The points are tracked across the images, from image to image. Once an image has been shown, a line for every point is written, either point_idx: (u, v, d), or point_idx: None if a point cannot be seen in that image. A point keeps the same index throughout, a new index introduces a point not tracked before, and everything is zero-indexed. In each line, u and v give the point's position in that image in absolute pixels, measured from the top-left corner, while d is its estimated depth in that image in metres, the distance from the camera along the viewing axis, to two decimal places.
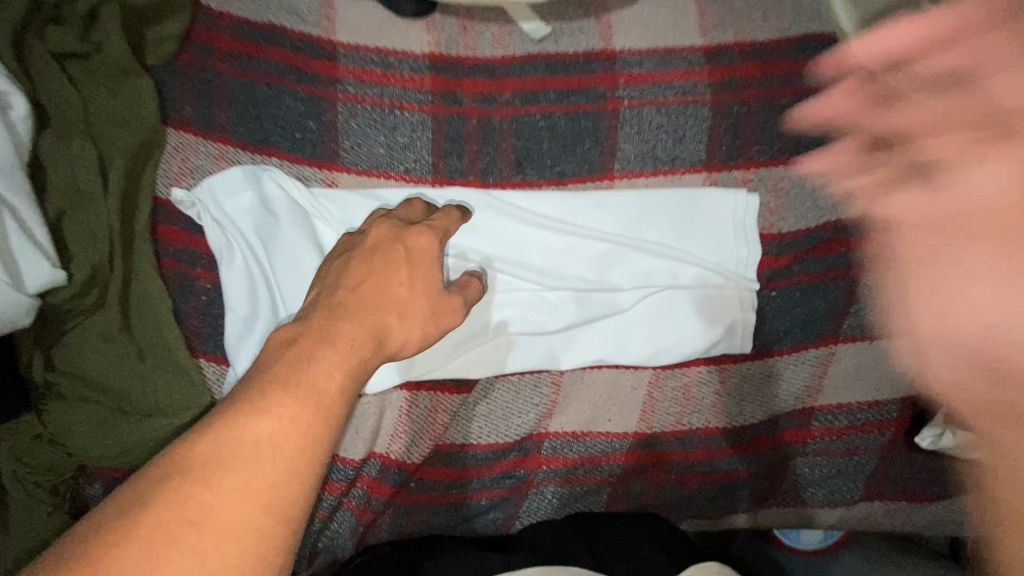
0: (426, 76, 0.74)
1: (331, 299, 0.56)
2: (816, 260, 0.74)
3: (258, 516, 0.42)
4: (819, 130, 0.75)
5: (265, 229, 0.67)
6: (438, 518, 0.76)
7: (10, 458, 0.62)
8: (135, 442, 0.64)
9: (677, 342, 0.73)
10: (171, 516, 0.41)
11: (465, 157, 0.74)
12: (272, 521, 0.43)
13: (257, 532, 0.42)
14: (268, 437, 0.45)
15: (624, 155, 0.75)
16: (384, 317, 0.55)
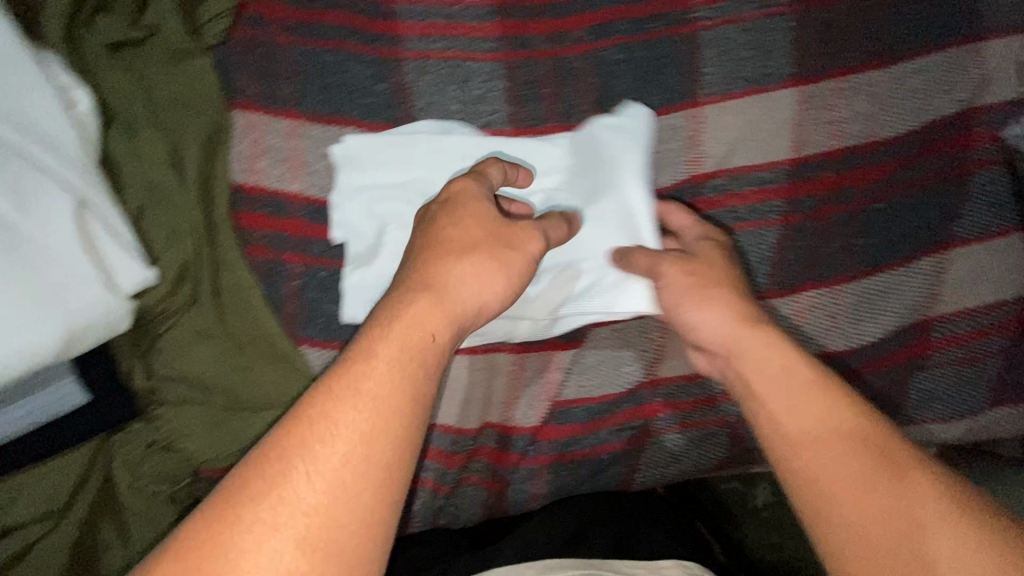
0: (492, 21, 0.69)
1: (418, 258, 0.55)
2: (922, 164, 0.71)
3: (333, 535, 0.42)
4: (911, 28, 0.71)
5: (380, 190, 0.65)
6: (562, 473, 0.74)
7: (125, 472, 0.59)
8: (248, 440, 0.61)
9: (814, 254, 0.72)
10: (225, 524, 0.41)
11: (543, 101, 0.69)
12: (353, 523, 0.43)
13: (334, 546, 0.42)
14: (316, 446, 0.44)
15: (710, 79, 0.70)
16: (446, 264, 0.54)
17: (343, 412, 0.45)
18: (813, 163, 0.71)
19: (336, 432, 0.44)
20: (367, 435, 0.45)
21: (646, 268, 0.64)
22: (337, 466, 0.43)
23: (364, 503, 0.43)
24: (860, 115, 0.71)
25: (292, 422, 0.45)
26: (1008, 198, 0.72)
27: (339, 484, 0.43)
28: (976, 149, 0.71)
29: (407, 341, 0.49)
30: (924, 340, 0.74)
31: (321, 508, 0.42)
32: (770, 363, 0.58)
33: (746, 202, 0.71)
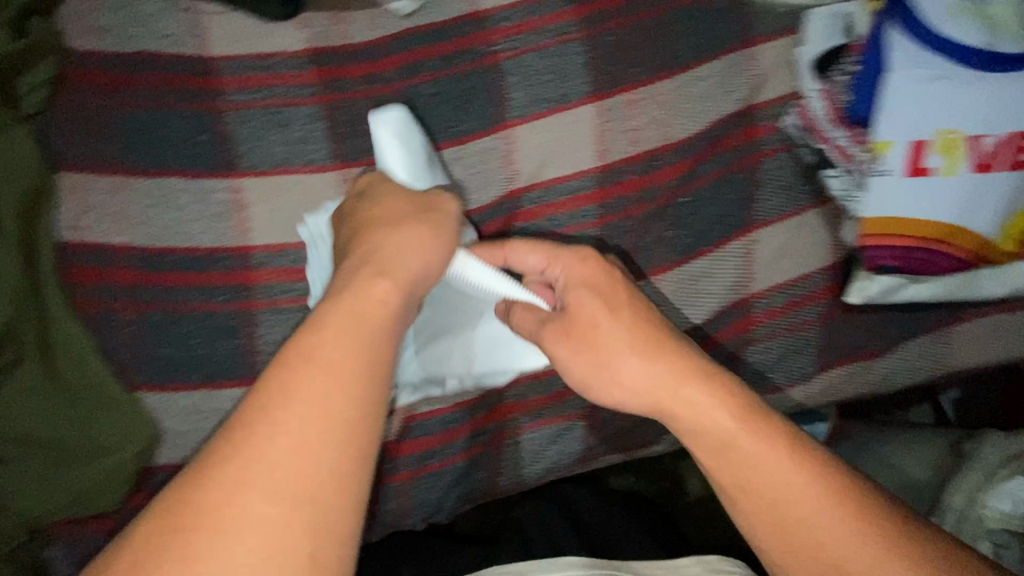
0: (309, 71, 0.75)
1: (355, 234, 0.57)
2: (715, 159, 0.79)
3: (315, 519, 0.39)
4: (690, 42, 0.80)
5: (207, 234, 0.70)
6: (425, 486, 0.76)
7: None
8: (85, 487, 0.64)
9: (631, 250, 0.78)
10: (191, 524, 0.37)
11: (362, 138, 0.75)
12: (329, 509, 0.39)
13: (308, 533, 0.38)
14: (263, 430, 0.40)
15: (516, 103, 0.78)
16: (383, 232, 0.55)
17: (298, 385, 0.41)
18: (615, 169, 0.78)
19: (298, 408, 0.40)
20: (323, 411, 0.41)
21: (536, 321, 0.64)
22: (291, 452, 0.39)
23: (334, 489, 0.40)
24: (653, 122, 0.78)
25: (247, 404, 0.41)
26: (798, 179, 0.79)
27: (304, 469, 0.39)
28: (761, 140, 0.79)
29: (355, 309, 0.47)
30: (748, 317, 0.80)
31: (290, 491, 0.38)
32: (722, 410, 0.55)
33: (563, 209, 0.77)
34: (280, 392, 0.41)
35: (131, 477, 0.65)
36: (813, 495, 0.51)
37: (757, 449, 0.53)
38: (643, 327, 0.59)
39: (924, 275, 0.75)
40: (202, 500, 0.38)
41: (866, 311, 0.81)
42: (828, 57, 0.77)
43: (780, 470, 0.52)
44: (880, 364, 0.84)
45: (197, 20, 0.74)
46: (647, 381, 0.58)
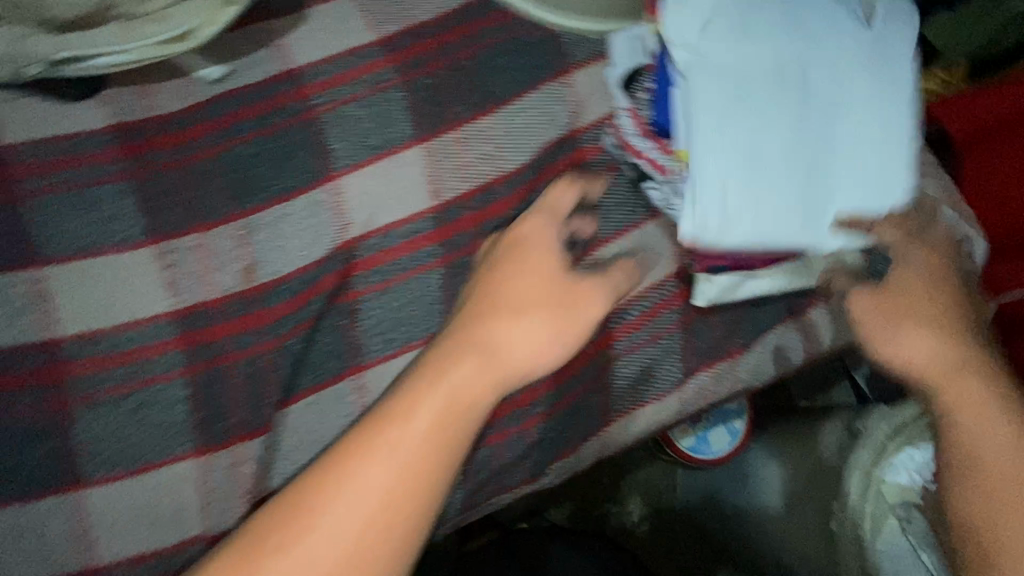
0: (112, 147, 0.75)
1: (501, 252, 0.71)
2: (546, 184, 0.81)
3: (396, 502, 0.56)
4: (510, 75, 0.81)
5: (12, 328, 0.67)
6: None
7: None
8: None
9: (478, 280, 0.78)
10: (292, 507, 0.55)
11: (175, 208, 0.73)
12: (372, 533, 0.55)
13: (392, 514, 0.55)
14: (435, 385, 0.61)
15: (341, 150, 0.77)
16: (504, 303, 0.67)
17: (455, 373, 0.62)
18: (448, 204, 0.78)
19: (442, 378, 0.61)
20: (443, 423, 0.59)
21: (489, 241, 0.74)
22: (397, 458, 0.57)
23: (434, 466, 0.58)
24: (482, 156, 0.80)
25: (439, 351, 0.64)
26: (630, 194, 0.81)
27: (386, 494, 0.55)
28: (588, 162, 0.81)
29: (501, 337, 0.66)
30: (608, 332, 0.80)
31: (393, 483, 0.56)
32: (972, 391, 0.67)
33: (400, 253, 0.76)
34: (444, 354, 0.63)
35: None
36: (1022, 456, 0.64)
37: (985, 438, 0.65)
38: (901, 306, 0.72)
39: (754, 272, 0.80)
40: (327, 458, 0.57)
41: (716, 312, 0.82)
42: (629, 76, 0.80)
43: (990, 437, 0.65)
44: (744, 361, 0.85)
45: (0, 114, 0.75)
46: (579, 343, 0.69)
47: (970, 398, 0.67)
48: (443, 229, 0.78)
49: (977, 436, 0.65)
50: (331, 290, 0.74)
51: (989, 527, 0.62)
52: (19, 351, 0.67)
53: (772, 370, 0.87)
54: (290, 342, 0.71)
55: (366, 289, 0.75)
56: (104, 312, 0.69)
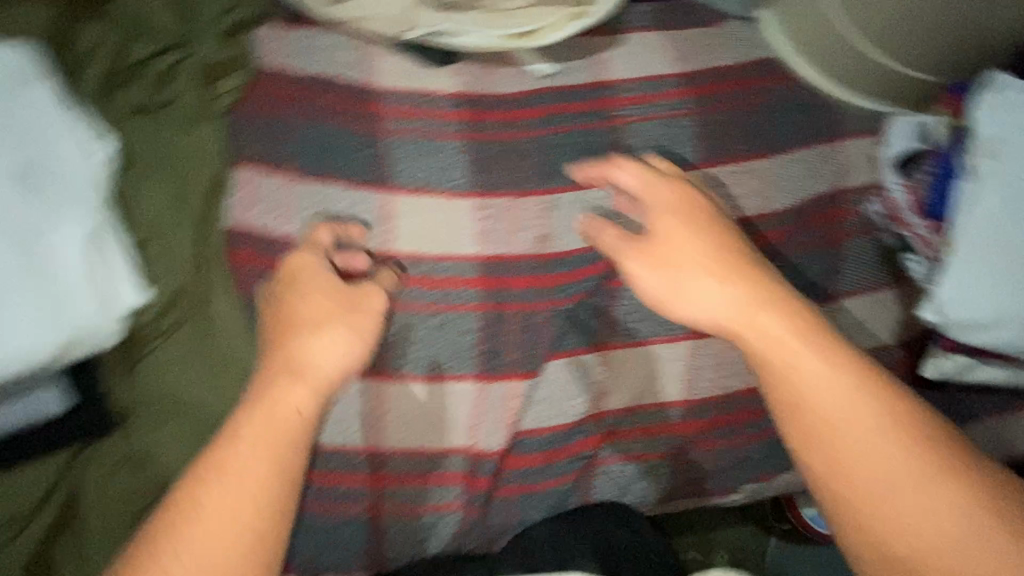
0: (461, 112, 0.85)
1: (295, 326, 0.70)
2: (806, 231, 0.88)
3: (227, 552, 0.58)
4: (789, 129, 0.91)
5: (354, 233, 0.77)
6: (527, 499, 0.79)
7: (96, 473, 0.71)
8: (198, 456, 0.69)
9: None
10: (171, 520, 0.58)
11: (500, 172, 0.84)
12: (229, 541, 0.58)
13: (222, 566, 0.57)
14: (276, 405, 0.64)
15: (638, 157, 0.87)
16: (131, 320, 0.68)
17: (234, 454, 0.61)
18: (719, 226, 0.86)
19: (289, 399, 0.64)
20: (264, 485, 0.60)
21: (619, 234, 0.84)
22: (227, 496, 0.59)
23: (252, 521, 0.59)
24: (754, 192, 0.88)
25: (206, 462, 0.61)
26: (876, 260, 0.88)
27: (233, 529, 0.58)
28: (846, 221, 0.89)
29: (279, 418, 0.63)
30: None
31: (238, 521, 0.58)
32: (849, 391, 0.65)
33: None
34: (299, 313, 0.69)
35: None
36: (964, 507, 0.61)
37: (880, 470, 0.63)
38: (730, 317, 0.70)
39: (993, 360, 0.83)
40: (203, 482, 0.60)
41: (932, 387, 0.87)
42: (906, 158, 0.87)
43: (894, 465, 0.63)
44: None
45: (365, 52, 0.84)
46: (719, 316, 0.71)
47: (866, 427, 0.64)
48: None
49: (856, 437, 0.64)
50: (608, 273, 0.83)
51: (874, 517, 0.62)
52: (357, 254, 0.77)
53: None
54: (567, 306, 0.80)
55: None
56: (428, 241, 0.80)
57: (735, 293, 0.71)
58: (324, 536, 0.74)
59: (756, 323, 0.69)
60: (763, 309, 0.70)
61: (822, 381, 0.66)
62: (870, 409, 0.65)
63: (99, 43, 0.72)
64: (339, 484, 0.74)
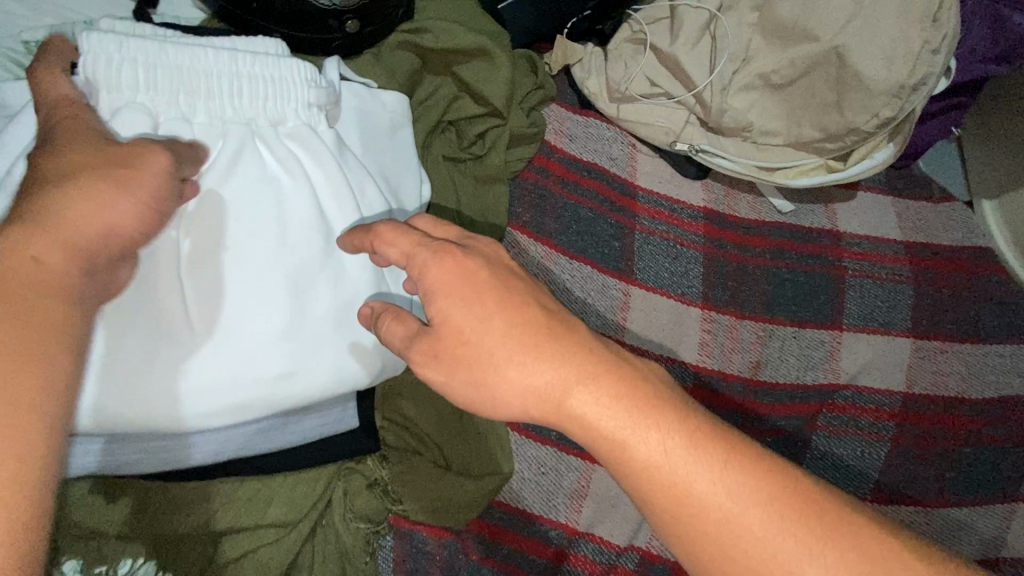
0: (699, 223, 0.92)
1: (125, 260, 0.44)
2: (1001, 425, 0.89)
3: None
4: (998, 321, 0.94)
5: (594, 316, 0.83)
6: None
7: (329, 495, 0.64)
8: (425, 501, 0.68)
9: (918, 472, 0.86)
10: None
11: (727, 291, 0.89)
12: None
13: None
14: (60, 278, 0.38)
15: (854, 310, 0.91)
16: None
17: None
18: (920, 396, 0.89)
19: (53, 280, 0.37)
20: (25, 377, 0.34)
21: (404, 338, 0.48)
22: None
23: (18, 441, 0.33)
24: (957, 373, 0.90)
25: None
26: None
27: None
28: None
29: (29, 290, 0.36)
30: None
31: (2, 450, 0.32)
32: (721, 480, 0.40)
33: (867, 414, 0.87)
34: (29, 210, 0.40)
35: (481, 506, 0.70)
36: None
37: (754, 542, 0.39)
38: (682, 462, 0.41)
39: None
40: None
41: None
42: None
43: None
44: None
45: (632, 155, 0.94)
46: (535, 385, 0.44)
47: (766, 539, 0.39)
48: (911, 411, 0.88)
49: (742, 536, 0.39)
50: (809, 414, 0.86)
51: None
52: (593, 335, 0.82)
53: None
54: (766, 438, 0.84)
55: (827, 427, 0.86)
56: (654, 338, 0.84)
57: (672, 442, 0.41)
58: None
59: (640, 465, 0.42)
60: (584, 383, 0.43)
61: (717, 481, 0.41)
62: (741, 472, 0.41)
63: (437, 93, 0.79)
64: (528, 553, 0.73)
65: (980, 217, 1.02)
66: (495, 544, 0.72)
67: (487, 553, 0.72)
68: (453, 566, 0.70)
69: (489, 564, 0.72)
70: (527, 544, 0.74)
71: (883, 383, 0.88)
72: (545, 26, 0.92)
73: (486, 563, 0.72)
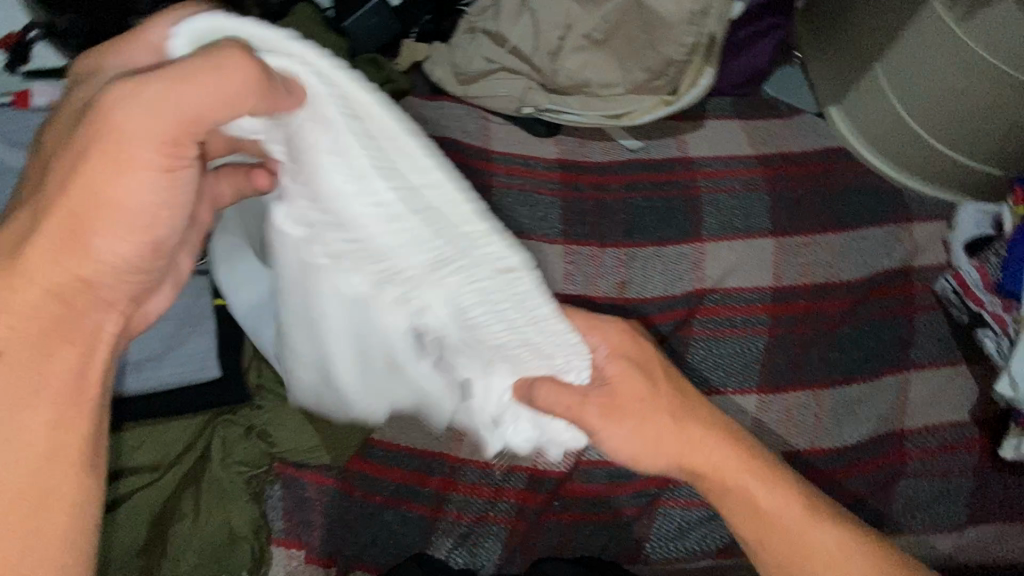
0: (554, 173, 1.00)
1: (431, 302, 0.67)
2: (877, 302, 0.92)
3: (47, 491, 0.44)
4: (859, 209, 0.98)
5: None
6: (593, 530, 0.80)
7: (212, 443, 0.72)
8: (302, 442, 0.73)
9: (799, 359, 0.89)
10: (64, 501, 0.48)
11: (587, 226, 0.96)
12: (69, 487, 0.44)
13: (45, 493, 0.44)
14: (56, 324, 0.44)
15: (714, 222, 0.96)
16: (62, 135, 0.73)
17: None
18: (788, 287, 0.92)
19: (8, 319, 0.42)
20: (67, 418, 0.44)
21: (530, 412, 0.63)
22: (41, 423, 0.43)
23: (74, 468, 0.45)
24: (824, 262, 0.94)
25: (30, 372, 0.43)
26: (950, 334, 0.91)
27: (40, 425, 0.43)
28: (917, 296, 0.92)
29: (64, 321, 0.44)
30: (903, 452, 0.86)
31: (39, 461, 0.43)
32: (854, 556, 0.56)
33: (737, 313, 0.90)
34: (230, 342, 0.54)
35: (357, 442, 0.75)
36: None
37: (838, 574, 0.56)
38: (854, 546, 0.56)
39: None
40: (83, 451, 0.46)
41: (1003, 469, 0.86)
42: (975, 242, 0.93)
43: None
44: None
45: (486, 125, 1.03)
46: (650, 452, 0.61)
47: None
48: (779, 303, 0.91)
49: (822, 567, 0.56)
50: (680, 320, 0.90)
51: None
52: None
53: None
54: None
55: (703, 330, 0.90)
56: None
57: (797, 506, 0.58)
58: (378, 535, 0.75)
59: (754, 506, 0.59)
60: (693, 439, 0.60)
61: (830, 543, 0.57)
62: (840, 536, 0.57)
63: None
64: (411, 484, 0.77)
65: (831, 122, 1.08)
66: (376, 479, 0.76)
67: (368, 488, 0.76)
68: (339, 508, 0.75)
69: (372, 500, 0.76)
70: (409, 477, 0.77)
71: (750, 282, 0.92)
72: (389, 34, 1.05)
73: (368, 499, 0.76)
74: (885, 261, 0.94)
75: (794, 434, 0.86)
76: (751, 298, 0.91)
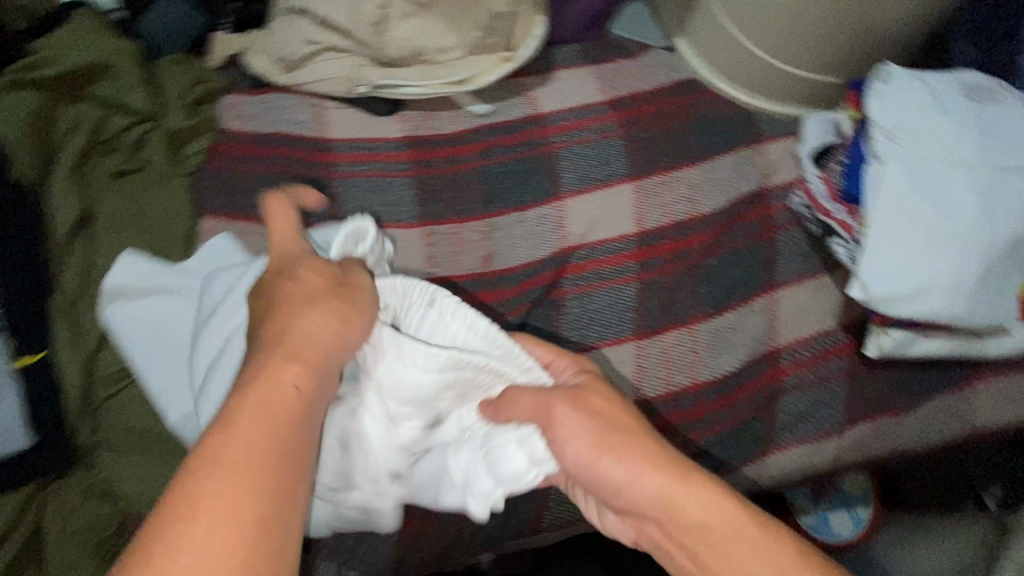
0: (403, 152, 0.94)
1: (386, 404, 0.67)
2: (738, 229, 0.93)
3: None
4: (713, 137, 0.98)
5: None
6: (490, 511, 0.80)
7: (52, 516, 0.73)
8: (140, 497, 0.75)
9: (671, 300, 0.89)
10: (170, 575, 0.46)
11: (443, 203, 0.92)
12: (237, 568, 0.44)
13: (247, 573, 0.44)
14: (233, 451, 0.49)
15: (573, 176, 0.94)
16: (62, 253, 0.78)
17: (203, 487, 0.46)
18: (653, 229, 0.91)
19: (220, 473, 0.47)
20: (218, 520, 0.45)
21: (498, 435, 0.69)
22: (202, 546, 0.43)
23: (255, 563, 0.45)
24: (684, 197, 0.93)
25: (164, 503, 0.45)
26: (808, 247, 0.93)
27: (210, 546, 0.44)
28: (775, 216, 0.94)
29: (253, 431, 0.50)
30: (779, 371, 0.89)
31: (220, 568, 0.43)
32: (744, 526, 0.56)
33: (605, 265, 0.89)
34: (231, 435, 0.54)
35: None
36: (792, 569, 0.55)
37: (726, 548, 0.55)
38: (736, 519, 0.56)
39: (929, 333, 0.86)
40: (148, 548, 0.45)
41: (874, 366, 0.90)
42: (822, 152, 0.93)
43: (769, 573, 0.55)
44: (903, 423, 0.91)
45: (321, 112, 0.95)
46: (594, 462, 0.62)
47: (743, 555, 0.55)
48: (646, 248, 0.90)
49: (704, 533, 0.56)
50: (548, 283, 0.88)
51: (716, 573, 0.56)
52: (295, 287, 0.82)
53: (922, 442, 0.92)
54: (510, 318, 0.86)
55: (573, 289, 0.88)
56: None
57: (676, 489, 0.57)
58: None
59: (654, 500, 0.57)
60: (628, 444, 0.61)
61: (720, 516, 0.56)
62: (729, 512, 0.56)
63: (77, 122, 0.83)
64: None
65: (678, 54, 1.07)
66: None
67: None
68: None
69: None
70: None
71: (614, 231, 0.91)
72: None
73: None
74: (740, 186, 0.94)
75: (676, 374, 0.87)
76: (617, 248, 0.90)
